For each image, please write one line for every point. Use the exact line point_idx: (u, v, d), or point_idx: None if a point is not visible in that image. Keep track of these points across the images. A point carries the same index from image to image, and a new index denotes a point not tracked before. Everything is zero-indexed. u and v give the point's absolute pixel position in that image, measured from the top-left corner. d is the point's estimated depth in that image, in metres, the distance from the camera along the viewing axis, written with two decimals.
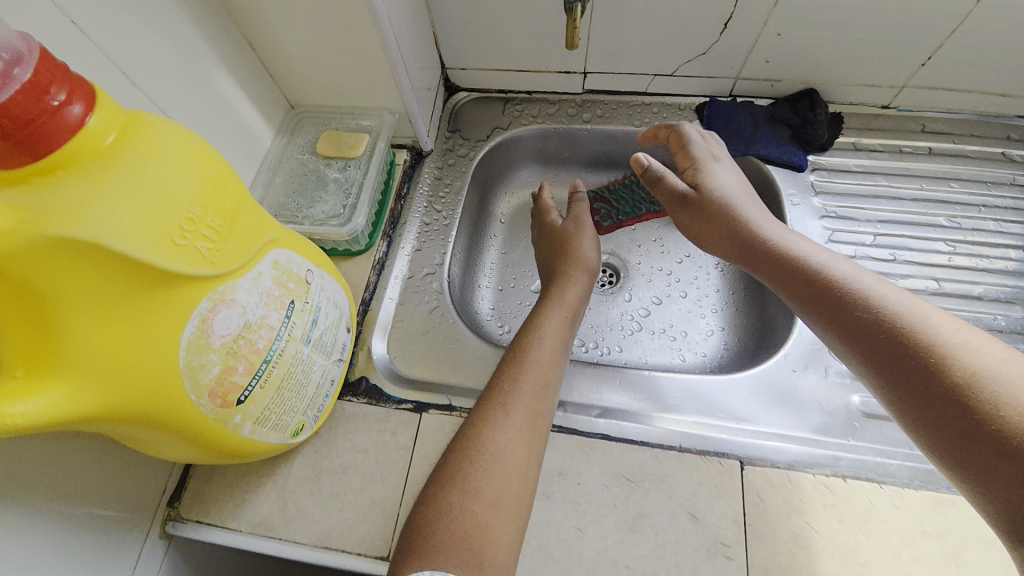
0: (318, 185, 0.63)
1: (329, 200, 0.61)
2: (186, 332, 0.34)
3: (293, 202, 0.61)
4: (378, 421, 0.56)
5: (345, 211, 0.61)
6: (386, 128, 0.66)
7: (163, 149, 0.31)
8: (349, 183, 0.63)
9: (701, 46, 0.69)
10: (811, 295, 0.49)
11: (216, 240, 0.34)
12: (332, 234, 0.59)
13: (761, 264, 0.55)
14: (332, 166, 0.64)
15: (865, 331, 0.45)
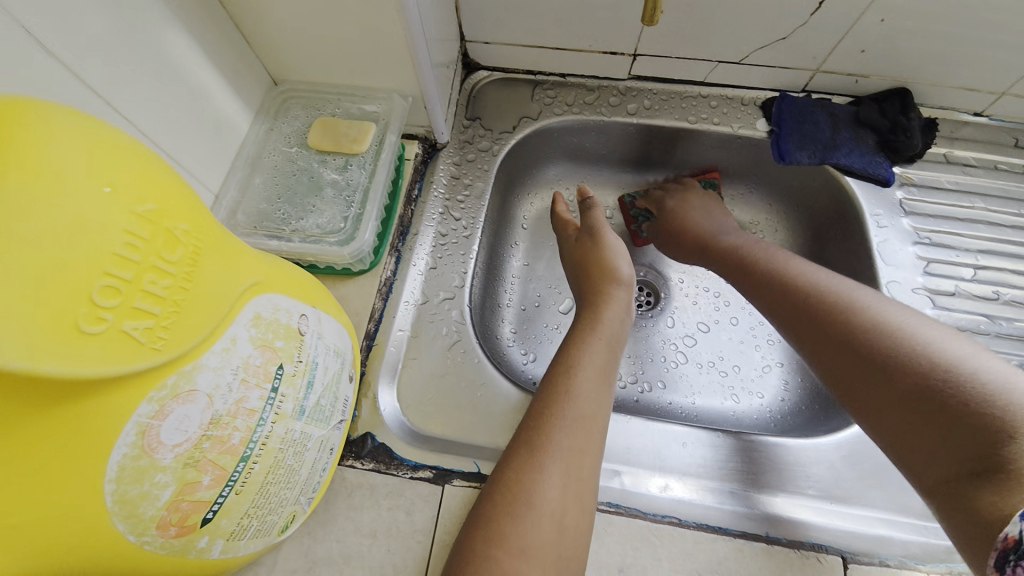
0: (311, 189, 0.50)
1: (325, 209, 0.49)
2: (113, 455, 0.22)
3: (277, 210, 0.48)
4: (389, 495, 0.45)
5: (346, 225, 0.48)
6: (396, 117, 0.53)
7: (59, 169, 0.18)
8: (349, 187, 0.50)
9: (782, 31, 0.57)
10: (805, 317, 0.47)
11: (162, 310, 0.22)
12: (330, 254, 0.47)
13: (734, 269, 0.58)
14: (328, 165, 0.51)
15: (861, 355, 0.42)
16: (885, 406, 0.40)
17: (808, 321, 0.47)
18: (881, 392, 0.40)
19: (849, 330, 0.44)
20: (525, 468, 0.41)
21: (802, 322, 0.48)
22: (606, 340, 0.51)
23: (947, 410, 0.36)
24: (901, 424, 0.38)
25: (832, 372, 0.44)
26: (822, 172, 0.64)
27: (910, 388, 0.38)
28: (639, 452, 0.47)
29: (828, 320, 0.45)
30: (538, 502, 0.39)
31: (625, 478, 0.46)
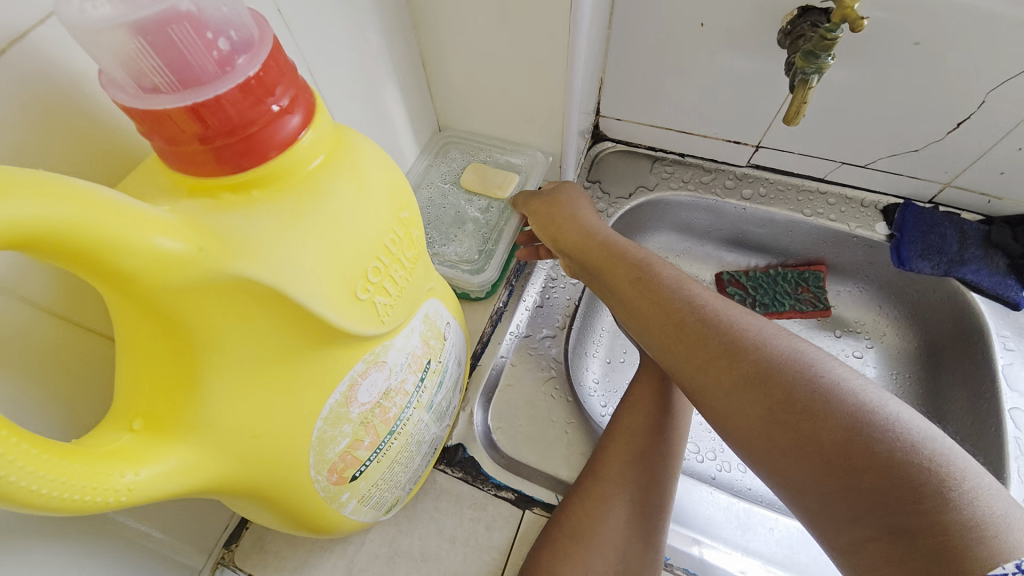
0: (454, 222, 0.57)
1: (464, 241, 0.56)
2: (331, 398, 0.28)
3: (425, 233, 0.57)
4: (473, 507, 0.47)
5: (480, 258, 0.56)
6: (537, 171, 0.61)
7: (369, 180, 0.26)
8: (487, 225, 0.57)
9: (915, 142, 0.59)
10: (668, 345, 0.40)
11: (393, 293, 0.28)
12: (462, 281, 0.54)
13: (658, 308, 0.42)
14: (473, 203, 0.59)
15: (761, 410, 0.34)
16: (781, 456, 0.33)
17: (667, 333, 0.40)
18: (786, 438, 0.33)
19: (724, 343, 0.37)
20: (596, 499, 0.43)
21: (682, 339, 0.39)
22: (659, 389, 0.50)
23: (890, 488, 0.29)
24: (824, 494, 0.31)
25: (703, 389, 0.37)
26: (947, 283, 0.62)
27: (827, 445, 0.31)
28: (723, 525, 0.48)
29: (678, 331, 0.40)
30: (602, 531, 0.42)
31: (705, 549, 0.46)
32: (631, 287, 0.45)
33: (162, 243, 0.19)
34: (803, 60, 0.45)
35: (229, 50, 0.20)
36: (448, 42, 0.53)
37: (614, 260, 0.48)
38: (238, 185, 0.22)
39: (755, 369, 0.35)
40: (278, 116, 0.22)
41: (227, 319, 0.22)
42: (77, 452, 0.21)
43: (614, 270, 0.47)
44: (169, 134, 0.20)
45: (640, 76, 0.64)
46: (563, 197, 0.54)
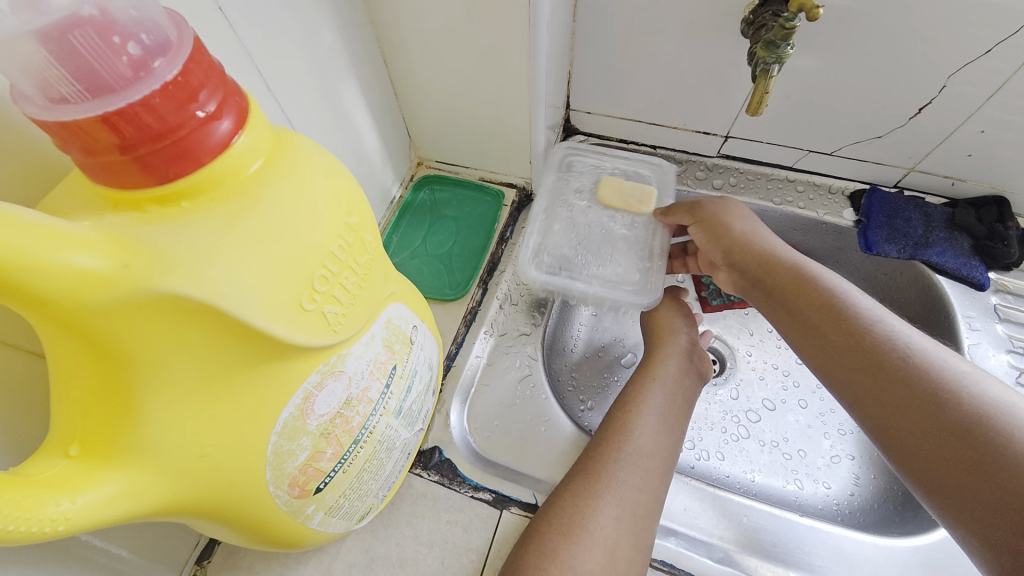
0: (607, 241, 0.60)
1: (622, 260, 0.59)
2: (285, 411, 0.27)
3: (579, 256, 0.59)
4: (450, 510, 0.47)
5: (637, 276, 0.58)
6: (670, 180, 0.66)
7: (311, 184, 0.25)
8: (638, 241, 0.60)
9: (879, 129, 0.60)
10: (827, 340, 0.42)
11: (346, 301, 0.27)
12: (627, 300, 0.57)
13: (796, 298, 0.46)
14: (618, 220, 0.61)
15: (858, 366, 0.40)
16: (874, 404, 0.38)
17: (830, 343, 0.42)
18: (906, 421, 0.36)
19: (854, 326, 0.41)
20: (585, 496, 0.42)
21: (833, 347, 0.42)
22: (664, 384, 0.51)
23: (958, 423, 0.33)
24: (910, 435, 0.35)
25: (859, 400, 0.39)
26: (912, 267, 0.63)
27: (938, 426, 0.34)
28: (703, 518, 0.48)
29: (843, 338, 0.41)
30: (591, 526, 0.40)
31: (682, 539, 0.46)
32: (801, 296, 0.45)
33: (80, 261, 0.18)
34: (764, 49, 0.45)
35: (143, 53, 0.19)
36: (408, 38, 0.52)
37: (786, 273, 0.48)
38: (166, 197, 0.21)
39: (888, 368, 0.38)
40: (207, 122, 0.21)
41: (160, 337, 0.21)
42: (6, 482, 0.20)
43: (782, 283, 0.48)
44: (83, 145, 0.19)
45: (607, 68, 0.64)
46: (715, 208, 0.55)
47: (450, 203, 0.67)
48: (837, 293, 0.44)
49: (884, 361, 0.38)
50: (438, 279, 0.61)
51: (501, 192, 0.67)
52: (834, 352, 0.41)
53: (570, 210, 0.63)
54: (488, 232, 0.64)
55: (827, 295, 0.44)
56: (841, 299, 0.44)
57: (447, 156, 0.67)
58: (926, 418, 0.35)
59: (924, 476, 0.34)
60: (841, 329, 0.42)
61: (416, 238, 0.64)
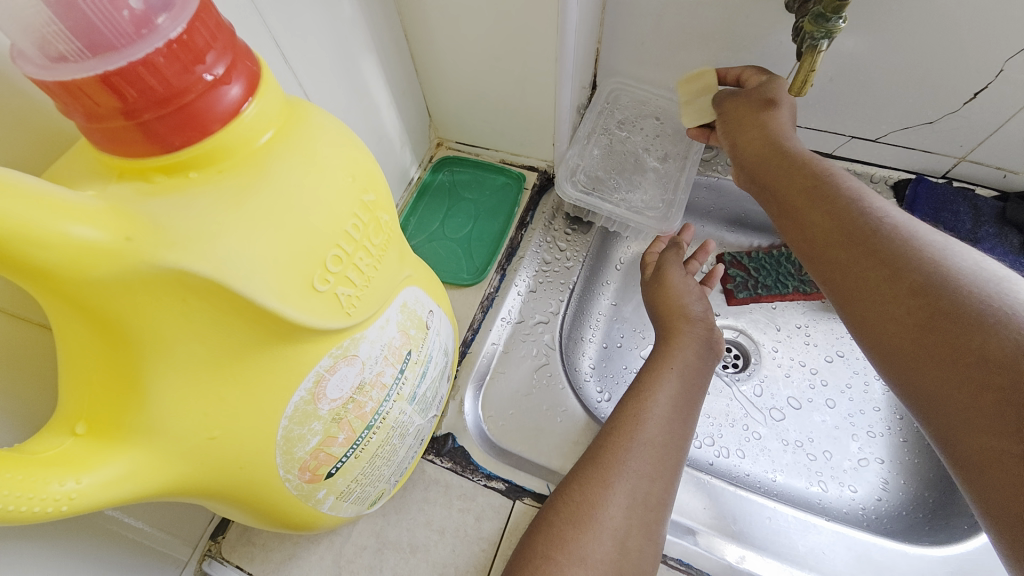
0: (636, 169, 0.62)
1: (647, 189, 0.61)
2: (295, 396, 0.26)
3: (611, 180, 0.62)
4: (462, 498, 0.46)
5: (663, 204, 0.60)
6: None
7: (326, 158, 0.23)
8: (667, 175, 0.62)
9: (931, 114, 0.56)
10: (826, 242, 0.38)
11: (359, 283, 0.26)
12: (648, 224, 0.59)
13: (807, 202, 0.41)
14: (650, 154, 0.63)
15: (861, 271, 0.35)
16: (876, 312, 0.34)
17: (828, 241, 0.38)
18: (899, 326, 0.32)
19: (858, 223, 0.37)
20: (594, 484, 0.41)
21: (832, 252, 0.37)
22: (680, 372, 0.49)
23: (964, 326, 0.29)
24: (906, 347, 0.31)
25: (850, 294, 0.36)
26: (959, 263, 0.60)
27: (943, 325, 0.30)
28: (722, 518, 0.47)
29: (853, 247, 0.36)
30: (600, 517, 0.39)
31: (699, 538, 0.45)
32: (814, 203, 0.40)
33: (80, 232, 0.17)
34: (811, 23, 0.41)
35: (146, 8, 0.18)
36: (431, 11, 0.49)
37: (790, 175, 0.43)
38: (174, 167, 0.20)
39: (891, 268, 0.34)
40: (214, 86, 0.19)
41: (164, 315, 0.20)
42: (11, 460, 0.20)
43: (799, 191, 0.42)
44: (86, 109, 0.18)
45: (637, 45, 0.61)
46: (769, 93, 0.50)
47: (468, 185, 0.65)
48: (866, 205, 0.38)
49: (903, 271, 0.33)
50: (455, 263, 0.59)
51: (522, 174, 0.65)
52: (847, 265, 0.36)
53: (609, 138, 0.64)
54: (507, 216, 0.62)
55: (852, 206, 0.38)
56: (867, 210, 0.38)
57: (468, 137, 0.65)
58: (930, 333, 0.30)
59: (909, 381, 0.31)
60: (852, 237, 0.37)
61: (434, 221, 0.62)
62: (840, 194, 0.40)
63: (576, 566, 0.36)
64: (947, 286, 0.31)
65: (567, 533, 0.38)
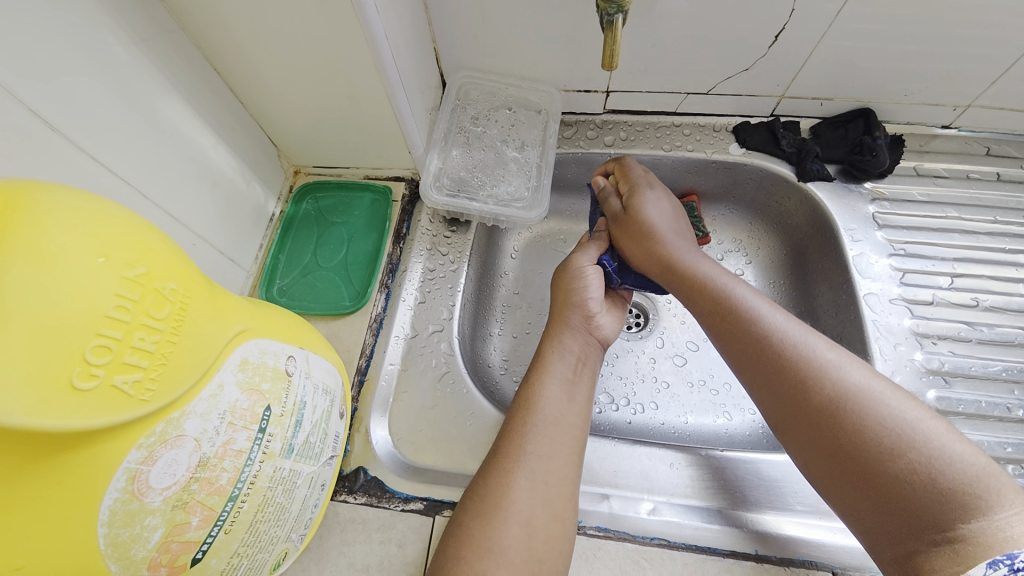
0: (499, 163, 0.64)
1: (512, 180, 0.64)
2: (105, 500, 0.24)
3: (475, 178, 0.63)
4: (381, 529, 0.46)
5: (529, 193, 0.63)
6: (555, 109, 0.67)
7: (58, 247, 0.21)
8: (529, 164, 0.65)
9: (745, 61, 0.60)
10: (777, 398, 0.42)
11: (150, 363, 0.25)
12: (518, 215, 0.61)
13: (774, 391, 0.42)
14: (508, 145, 0.65)
15: (819, 427, 0.39)
16: (835, 471, 0.38)
17: (786, 404, 0.41)
18: (849, 491, 0.37)
19: (795, 378, 0.41)
20: (498, 476, 0.41)
21: (794, 416, 0.40)
22: (564, 354, 0.51)
23: (899, 498, 0.34)
24: (865, 511, 0.36)
25: (798, 442, 0.40)
26: (785, 165, 0.66)
27: (879, 485, 0.35)
28: (629, 475, 0.50)
29: (810, 421, 0.39)
30: (507, 506, 0.40)
31: (613, 502, 0.48)
32: (763, 360, 0.43)
33: None
34: (604, 0, 0.44)
35: None
36: (230, 43, 0.46)
37: (777, 369, 0.42)
38: None
39: (830, 425, 0.38)
40: None
41: None
42: None
43: (760, 359, 0.43)
44: None
45: (470, 37, 0.60)
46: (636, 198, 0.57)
47: (336, 209, 0.62)
48: (814, 365, 0.41)
49: (834, 432, 0.38)
50: (336, 292, 0.57)
51: (388, 187, 0.63)
52: (804, 439, 0.40)
53: (466, 135, 0.65)
54: (382, 232, 0.61)
55: (795, 370, 0.41)
56: (803, 363, 0.41)
57: (324, 160, 0.62)
58: (858, 494, 0.36)
59: (856, 515, 0.37)
60: (819, 424, 0.39)
61: (305, 253, 0.59)
62: (771, 340, 0.43)
63: (486, 560, 0.37)
64: (874, 450, 0.36)
65: (484, 533, 0.38)
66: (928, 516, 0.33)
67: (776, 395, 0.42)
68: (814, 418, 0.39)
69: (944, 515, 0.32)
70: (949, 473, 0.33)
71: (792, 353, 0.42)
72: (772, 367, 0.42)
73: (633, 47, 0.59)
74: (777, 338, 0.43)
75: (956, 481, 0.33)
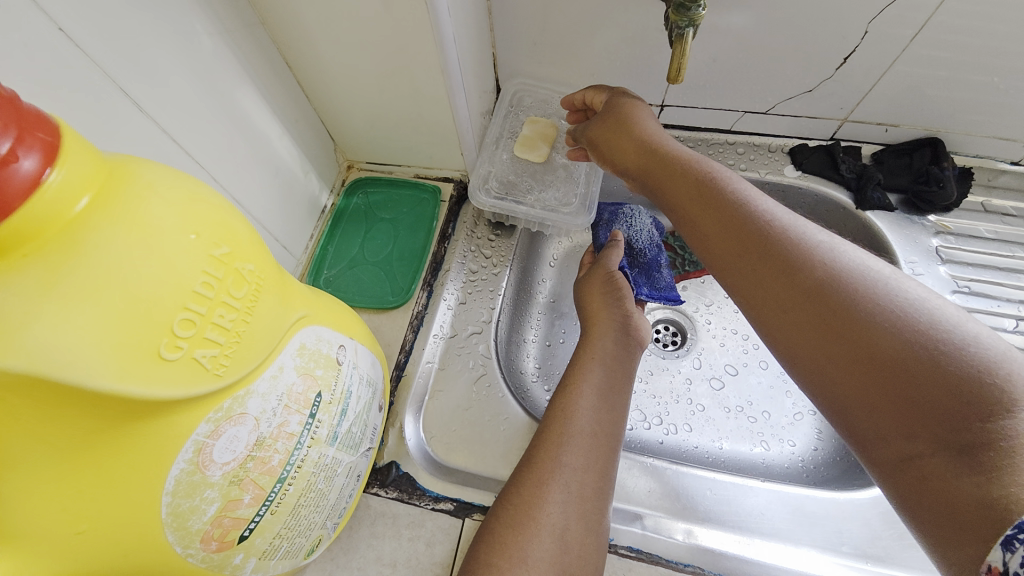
0: (549, 170, 0.64)
1: (561, 188, 0.63)
2: (173, 469, 0.25)
3: (523, 183, 0.63)
4: (410, 526, 0.46)
5: (577, 202, 0.63)
6: None
7: (157, 222, 0.22)
8: (578, 173, 0.64)
9: (810, 82, 0.59)
10: (766, 287, 0.37)
11: (226, 340, 0.26)
12: (564, 223, 0.61)
13: (762, 278, 0.37)
14: (561, 152, 0.65)
15: (814, 312, 0.34)
16: (834, 362, 0.32)
17: (775, 291, 0.36)
18: (848, 382, 0.31)
19: (786, 263, 0.36)
20: (533, 485, 0.41)
21: (785, 305, 0.35)
22: (602, 360, 0.50)
23: (910, 382, 0.29)
24: (868, 408, 0.30)
25: (788, 334, 0.35)
26: (843, 191, 0.64)
27: (883, 373, 0.30)
28: (662, 495, 0.49)
29: (804, 308, 0.34)
30: (541, 517, 0.39)
31: (646, 523, 0.47)
32: (751, 245, 0.38)
33: None
34: (674, 13, 0.43)
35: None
36: (303, 39, 0.48)
37: (765, 251, 0.38)
38: None
39: (827, 308, 0.33)
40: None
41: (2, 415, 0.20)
42: None
43: (750, 250, 0.38)
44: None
45: (530, 45, 0.61)
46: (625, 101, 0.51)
47: (385, 206, 0.64)
48: (808, 251, 0.36)
49: (830, 315, 0.33)
50: (379, 287, 0.58)
51: (437, 187, 0.64)
52: (795, 329, 0.35)
53: None
54: (428, 231, 0.62)
55: (793, 257, 0.36)
56: (798, 247, 0.37)
57: (378, 157, 0.64)
58: (860, 385, 0.31)
59: (856, 415, 0.31)
60: (818, 319, 0.33)
61: (353, 247, 0.61)
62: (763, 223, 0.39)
63: (518, 570, 0.37)
64: (878, 332, 0.31)
65: (515, 541, 0.38)
66: (940, 410, 0.27)
67: (764, 279, 0.37)
68: (809, 303, 0.34)
69: (962, 398, 0.27)
70: (966, 350, 0.28)
71: (786, 237, 0.38)
72: (760, 250, 0.38)
73: (694, 63, 0.59)
74: (768, 221, 0.39)
75: (969, 362, 0.28)
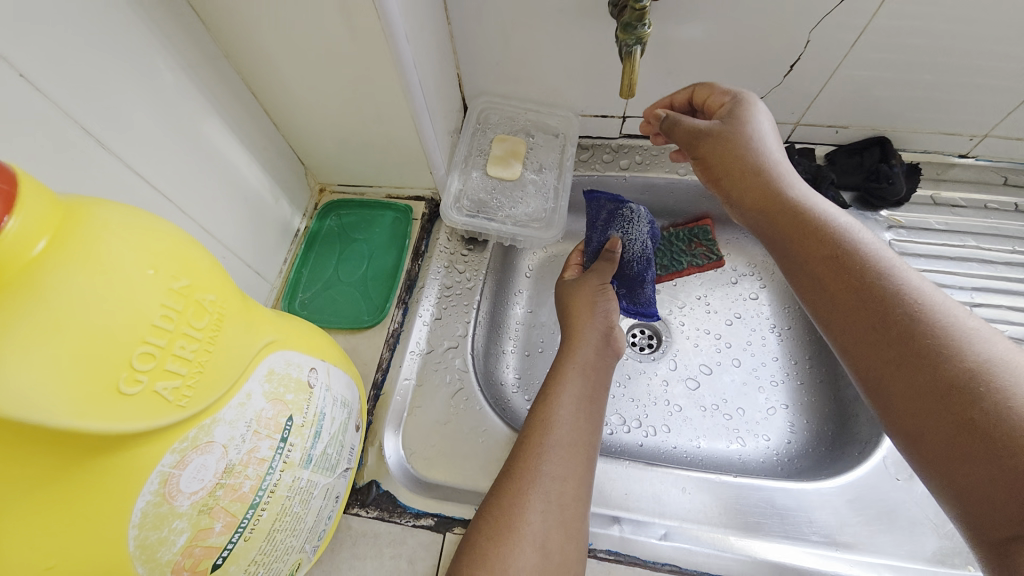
0: (517, 185, 0.66)
1: (530, 201, 0.65)
2: (138, 502, 0.25)
3: (493, 199, 0.65)
4: (392, 544, 0.46)
5: (546, 214, 0.64)
6: (572, 133, 0.69)
7: (115, 259, 0.23)
8: (546, 185, 0.66)
9: (761, 89, 0.61)
10: (853, 320, 0.38)
11: (188, 371, 0.26)
12: (535, 236, 0.63)
13: (845, 310, 0.38)
14: (527, 166, 0.67)
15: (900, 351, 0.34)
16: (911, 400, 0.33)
17: (858, 324, 0.37)
18: (929, 424, 0.32)
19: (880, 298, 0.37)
20: (512, 495, 0.42)
21: (870, 340, 0.36)
22: (582, 369, 0.51)
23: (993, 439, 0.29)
24: (944, 455, 0.31)
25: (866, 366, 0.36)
26: None
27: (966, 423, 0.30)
28: (640, 498, 0.50)
29: (886, 342, 0.35)
30: (521, 526, 0.40)
31: (625, 526, 0.47)
32: (838, 276, 0.39)
33: None
34: (623, 32, 0.46)
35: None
36: (267, 69, 0.49)
37: (848, 283, 0.39)
38: None
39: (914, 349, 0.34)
40: None
41: None
42: None
43: (846, 285, 0.39)
44: None
45: (493, 65, 0.63)
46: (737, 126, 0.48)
47: (358, 226, 0.64)
48: (909, 296, 0.36)
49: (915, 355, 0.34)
50: (355, 307, 0.59)
51: (409, 206, 0.65)
52: (874, 359, 0.36)
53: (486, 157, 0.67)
54: (401, 249, 0.62)
55: (888, 296, 0.37)
56: (894, 284, 0.37)
57: (349, 178, 0.64)
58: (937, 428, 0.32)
59: (934, 461, 0.32)
60: (900, 355, 0.34)
61: (327, 269, 0.61)
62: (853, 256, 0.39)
63: None
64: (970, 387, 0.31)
65: (496, 552, 0.39)
66: None
67: (847, 311, 0.38)
68: (890, 340, 0.35)
69: None
70: None
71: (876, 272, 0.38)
72: (847, 280, 0.39)
73: (650, 75, 0.61)
74: (857, 256, 0.39)
75: None
